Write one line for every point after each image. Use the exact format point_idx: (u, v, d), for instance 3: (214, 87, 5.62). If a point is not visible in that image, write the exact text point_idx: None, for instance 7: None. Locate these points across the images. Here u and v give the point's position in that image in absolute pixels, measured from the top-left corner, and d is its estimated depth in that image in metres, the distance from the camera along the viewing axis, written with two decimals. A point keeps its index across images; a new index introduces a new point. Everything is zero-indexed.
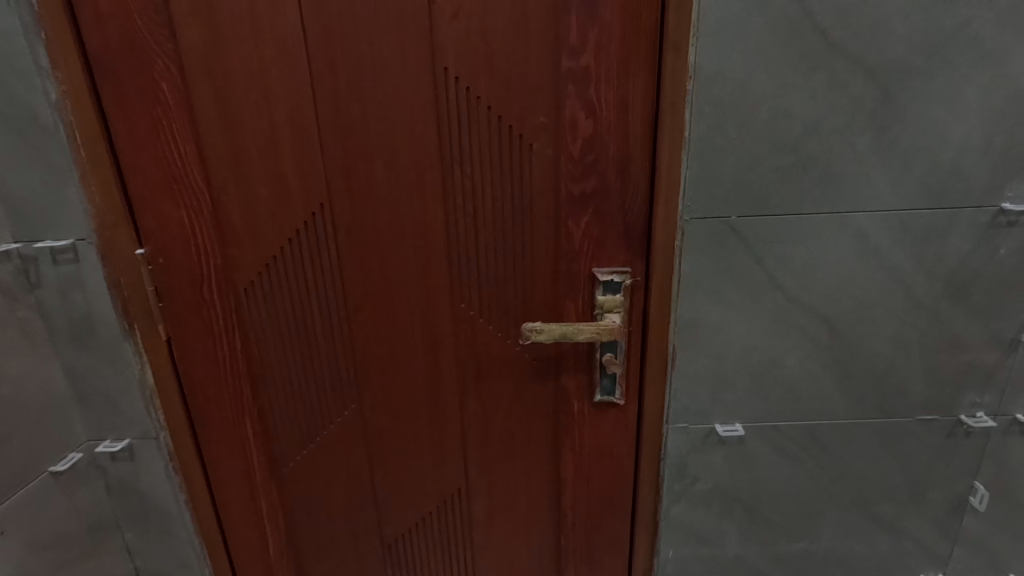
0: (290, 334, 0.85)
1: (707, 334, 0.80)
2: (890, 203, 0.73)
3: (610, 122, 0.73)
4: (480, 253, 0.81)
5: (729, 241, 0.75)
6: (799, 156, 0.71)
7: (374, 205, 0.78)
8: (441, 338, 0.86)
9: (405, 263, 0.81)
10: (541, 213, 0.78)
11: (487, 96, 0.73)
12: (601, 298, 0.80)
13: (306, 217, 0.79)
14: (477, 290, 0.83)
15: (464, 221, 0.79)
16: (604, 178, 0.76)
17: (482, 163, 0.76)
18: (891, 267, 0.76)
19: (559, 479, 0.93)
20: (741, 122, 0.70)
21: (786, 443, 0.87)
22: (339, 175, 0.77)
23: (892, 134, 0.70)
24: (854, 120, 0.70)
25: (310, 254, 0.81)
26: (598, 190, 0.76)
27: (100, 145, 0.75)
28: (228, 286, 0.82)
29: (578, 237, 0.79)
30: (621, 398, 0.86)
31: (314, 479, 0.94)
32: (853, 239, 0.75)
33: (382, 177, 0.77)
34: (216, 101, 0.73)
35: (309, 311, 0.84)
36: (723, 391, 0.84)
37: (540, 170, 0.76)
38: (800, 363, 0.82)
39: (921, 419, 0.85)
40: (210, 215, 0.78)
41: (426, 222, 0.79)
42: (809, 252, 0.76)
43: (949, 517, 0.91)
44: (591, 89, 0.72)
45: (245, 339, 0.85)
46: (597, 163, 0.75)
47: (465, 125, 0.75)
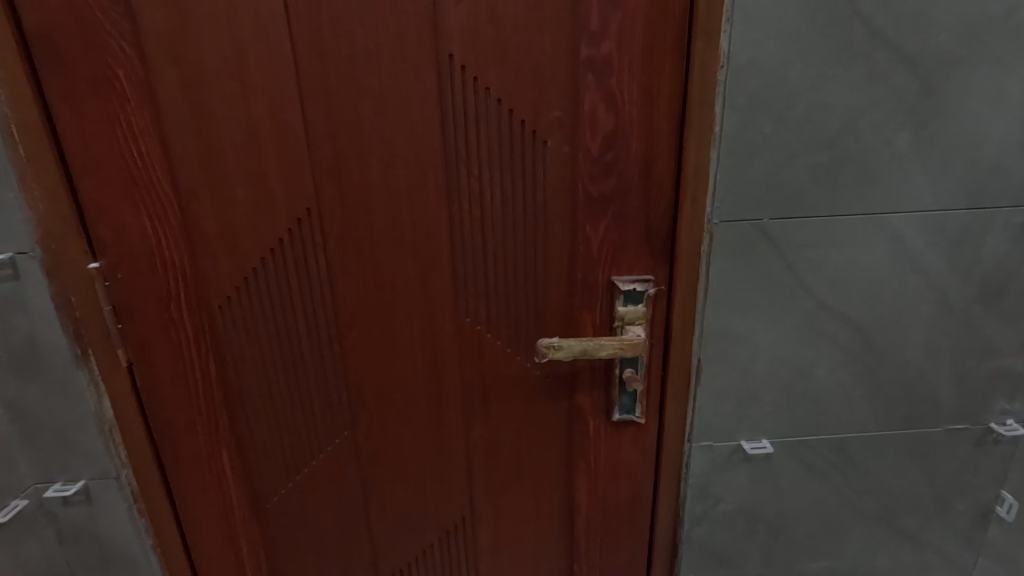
0: (273, 355, 0.76)
1: (735, 346, 0.75)
2: (927, 204, 0.69)
3: (632, 117, 0.66)
4: (488, 261, 0.73)
5: (760, 246, 0.70)
6: (835, 154, 0.66)
7: (369, 210, 0.70)
8: (445, 356, 0.77)
9: (404, 275, 0.73)
10: (556, 217, 0.71)
11: (496, 88, 0.65)
12: (623, 309, 0.74)
13: (290, 225, 0.69)
14: (484, 303, 0.75)
15: (470, 227, 0.71)
16: (625, 178, 0.69)
17: (491, 162, 0.69)
18: (927, 271, 0.72)
19: (572, 504, 0.86)
20: (775, 117, 0.64)
21: (813, 459, 0.82)
22: (329, 176, 0.68)
23: (932, 130, 0.66)
24: (894, 115, 0.65)
25: (296, 266, 0.72)
26: (619, 192, 0.69)
27: (45, 143, 0.64)
28: (200, 303, 0.72)
29: (596, 243, 0.72)
30: (641, 416, 0.80)
31: (301, 515, 0.84)
32: (889, 242, 0.70)
33: (377, 178, 0.68)
34: (183, 91, 0.64)
35: (295, 329, 0.75)
36: (749, 406, 0.78)
37: (555, 170, 0.69)
38: (829, 374, 0.77)
39: (950, 428, 0.82)
40: (178, 223, 0.68)
41: (429, 229, 0.71)
42: (842, 257, 0.71)
43: (974, 528, 0.88)
44: (612, 80, 0.65)
45: (222, 363, 0.75)
46: (618, 162, 0.68)
47: (472, 120, 0.67)
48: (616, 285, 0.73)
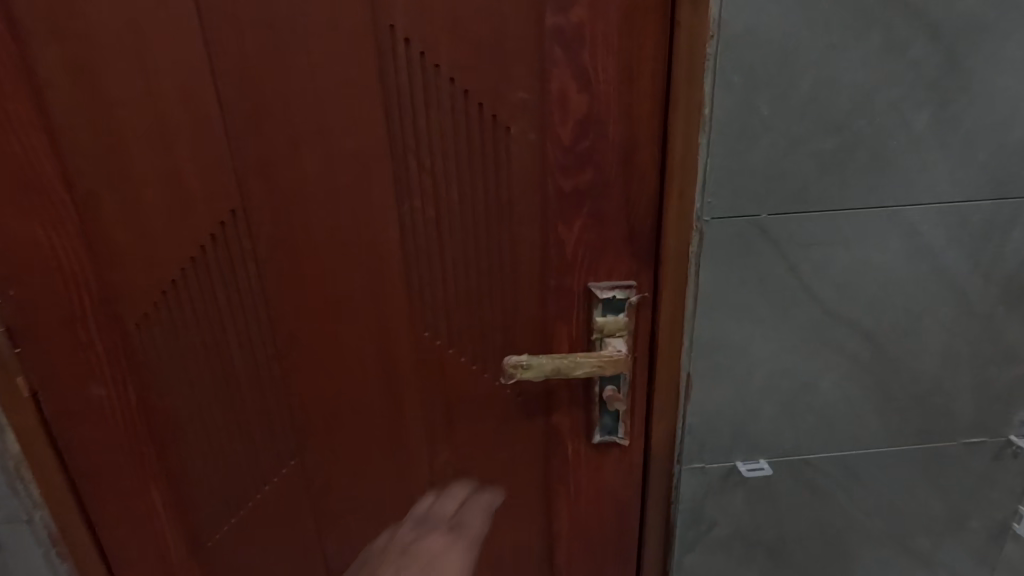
0: (203, 378, 0.66)
1: (729, 358, 0.66)
2: (947, 194, 0.60)
3: (609, 98, 0.57)
4: (446, 268, 0.64)
5: (758, 245, 0.61)
6: (844, 139, 0.57)
7: (305, 211, 0.60)
8: (402, 374, 0.68)
9: (350, 286, 0.63)
10: (523, 216, 0.61)
11: (447, 66, 0.55)
12: (602, 320, 0.65)
13: (213, 229, 0.59)
14: (444, 314, 0.66)
15: (425, 228, 0.62)
16: (602, 170, 0.59)
17: (446, 154, 0.59)
18: (945, 271, 0.63)
19: (552, 532, 0.78)
20: (775, 96, 0.55)
21: (816, 478, 0.74)
22: (255, 173, 0.58)
23: (955, 109, 0.57)
24: (911, 92, 0.56)
25: (224, 278, 0.62)
26: (595, 185, 0.60)
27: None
28: (113, 323, 0.62)
29: (570, 246, 0.62)
30: (625, 438, 0.71)
31: (247, 553, 0.75)
32: (904, 239, 0.62)
33: (313, 174, 0.58)
34: (72, 74, 0.53)
35: (227, 348, 0.65)
36: (746, 423, 0.70)
37: (521, 161, 0.59)
38: (835, 386, 0.69)
39: (966, 442, 0.74)
40: (78, 229, 0.58)
41: (376, 232, 0.61)
42: (850, 257, 0.62)
43: (989, 546, 0.81)
44: (585, 55, 0.55)
45: (143, 389, 0.65)
46: (593, 151, 0.58)
47: (421, 104, 0.57)
48: (594, 289, 0.64)
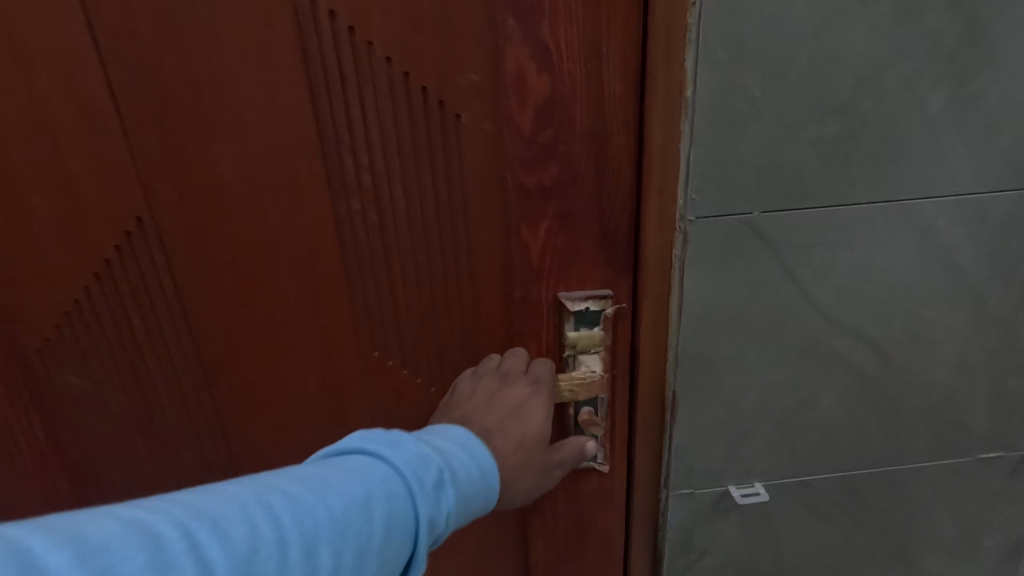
0: (124, 405, 0.60)
1: (719, 374, 0.58)
2: (965, 185, 0.52)
3: (575, 79, 0.48)
4: (396, 280, 0.56)
5: (750, 248, 0.53)
6: (848, 123, 0.49)
7: (225, 217, 0.52)
8: (349, 400, 0.60)
9: (280, 302, 0.55)
10: (481, 219, 0.53)
11: (383, 43, 0.47)
12: (574, 335, 0.57)
13: (118, 240, 0.52)
14: (395, 331, 0.58)
15: (368, 235, 0.54)
16: (570, 164, 0.51)
17: (387, 148, 0.50)
18: (962, 272, 0.56)
19: (527, 560, 0.72)
20: (768, 74, 0.47)
21: (817, 501, 0.67)
22: (162, 174, 0.50)
23: (976, 87, 0.49)
24: (926, 66, 0.48)
25: (134, 295, 0.55)
26: (563, 182, 0.52)
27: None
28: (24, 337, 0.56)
29: (536, 252, 0.54)
30: (605, 464, 0.64)
31: None
32: (916, 237, 0.54)
33: (229, 174, 0.50)
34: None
35: (147, 371, 0.58)
36: (739, 445, 0.63)
37: (475, 154, 0.51)
38: (837, 402, 0.62)
39: (981, 457, 0.67)
40: None
41: (310, 240, 0.53)
42: (855, 259, 0.54)
43: (1003, 565, 0.74)
44: (545, 27, 0.47)
45: (65, 407, 0.60)
46: (557, 143, 0.50)
47: (354, 90, 0.48)
48: (565, 300, 0.56)
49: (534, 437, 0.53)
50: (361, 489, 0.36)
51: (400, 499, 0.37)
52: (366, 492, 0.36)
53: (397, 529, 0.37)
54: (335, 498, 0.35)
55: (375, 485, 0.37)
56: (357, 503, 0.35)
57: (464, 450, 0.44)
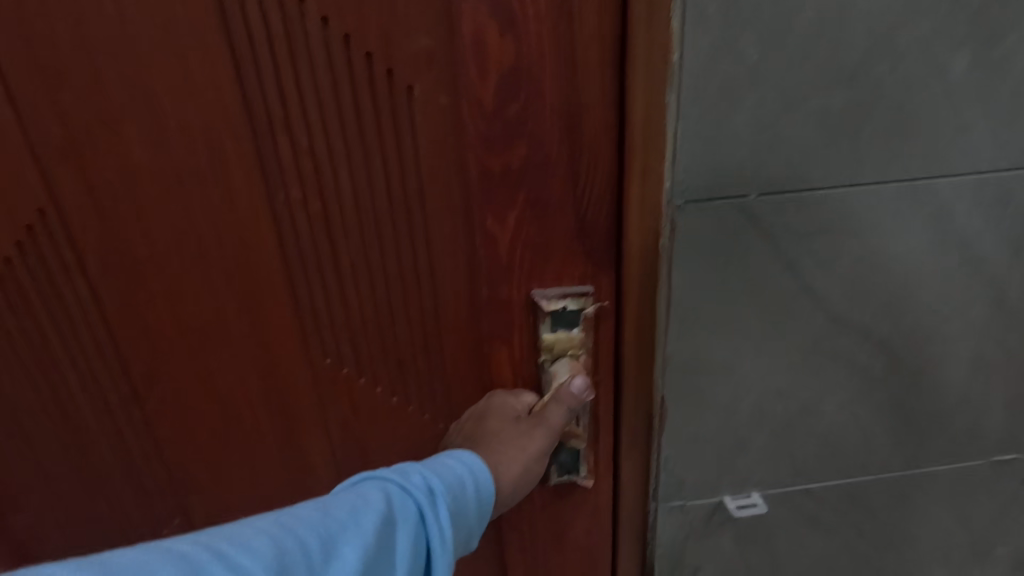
0: (49, 404, 0.58)
1: (712, 378, 0.53)
2: (987, 162, 0.46)
3: (542, 41, 0.42)
4: (343, 274, 0.52)
5: (745, 237, 0.47)
6: (857, 92, 0.43)
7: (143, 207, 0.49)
8: (290, 399, 0.58)
9: (217, 303, 0.53)
10: (438, 207, 0.48)
11: (316, 2, 0.41)
12: (551, 338, 0.52)
13: (22, 233, 0.50)
14: (344, 334, 0.55)
15: (309, 227, 0.50)
16: (540, 144, 0.45)
17: (327, 127, 0.46)
18: (981, 261, 0.50)
19: None
20: (766, 34, 0.40)
21: (818, 512, 0.62)
22: (67, 162, 0.47)
23: (1002, 48, 0.42)
24: (947, 25, 0.41)
25: (44, 292, 0.53)
26: (532, 166, 0.46)
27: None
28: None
29: (504, 248, 0.49)
30: (589, 479, 0.58)
31: None
32: (931, 222, 0.48)
33: (157, 167, 0.47)
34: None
35: (69, 371, 0.56)
36: (734, 454, 0.57)
37: (432, 133, 0.45)
38: (841, 406, 0.56)
39: (994, 461, 0.61)
40: None
41: (235, 231, 0.50)
42: (862, 249, 0.48)
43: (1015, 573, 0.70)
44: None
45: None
46: (524, 119, 0.44)
47: (286, 60, 0.43)
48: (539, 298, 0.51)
49: (537, 454, 0.53)
50: (362, 497, 0.43)
51: (404, 508, 0.43)
52: (365, 497, 0.43)
53: (406, 524, 0.43)
54: (343, 510, 0.41)
55: (381, 496, 0.43)
56: (367, 513, 0.41)
57: (465, 466, 0.49)
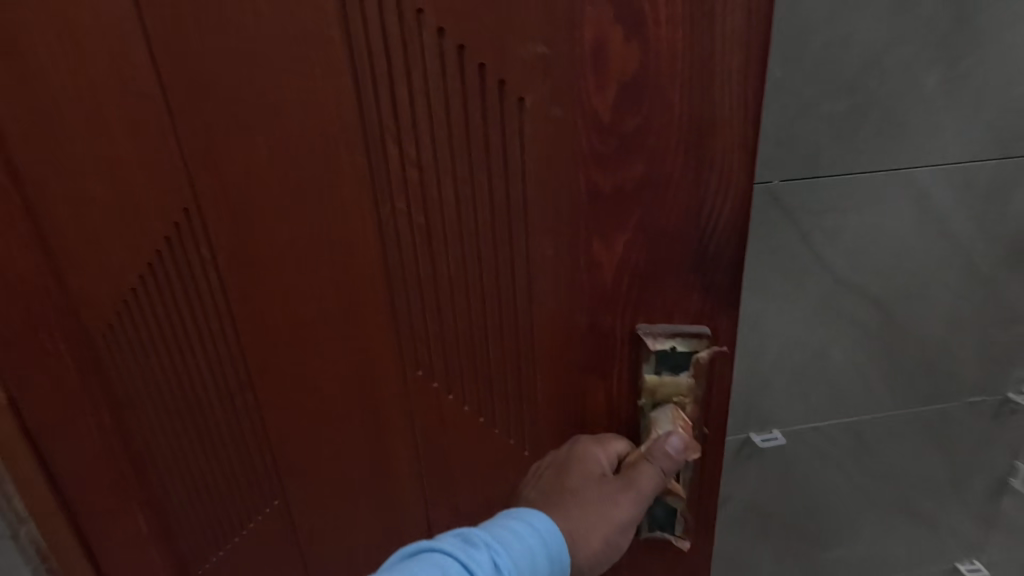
0: (173, 398, 0.61)
1: (743, 331, 0.65)
2: (955, 155, 0.60)
3: (673, 45, 0.37)
4: (449, 287, 0.51)
5: (770, 213, 0.60)
6: (857, 100, 0.56)
7: (268, 213, 0.49)
8: (387, 414, 0.58)
9: (317, 312, 0.53)
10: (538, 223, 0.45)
11: (435, 11, 0.40)
12: (655, 381, 0.49)
13: (164, 233, 0.52)
14: (438, 350, 0.54)
15: (416, 242, 0.50)
16: (660, 163, 0.41)
17: (435, 137, 0.45)
18: (953, 234, 0.64)
19: None
20: (787, 57, 0.54)
21: (826, 447, 0.74)
22: (201, 168, 0.48)
23: (964, 68, 0.56)
24: (923, 51, 0.55)
25: (179, 291, 0.55)
26: (649, 178, 0.41)
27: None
28: (74, 336, 0.58)
29: (608, 274, 0.45)
30: (684, 540, 0.54)
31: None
32: (914, 203, 0.61)
33: (269, 176, 0.48)
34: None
35: (195, 368, 0.59)
36: (759, 395, 0.69)
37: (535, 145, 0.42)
38: (846, 354, 0.69)
39: (968, 402, 0.75)
40: (32, 230, 0.53)
41: (350, 245, 0.51)
42: (861, 224, 0.62)
43: (988, 502, 0.83)
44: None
45: (127, 400, 0.61)
46: (649, 121, 0.40)
47: (410, 67, 0.43)
48: (646, 334, 0.47)
49: (623, 523, 0.48)
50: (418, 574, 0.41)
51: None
52: None
53: None
54: None
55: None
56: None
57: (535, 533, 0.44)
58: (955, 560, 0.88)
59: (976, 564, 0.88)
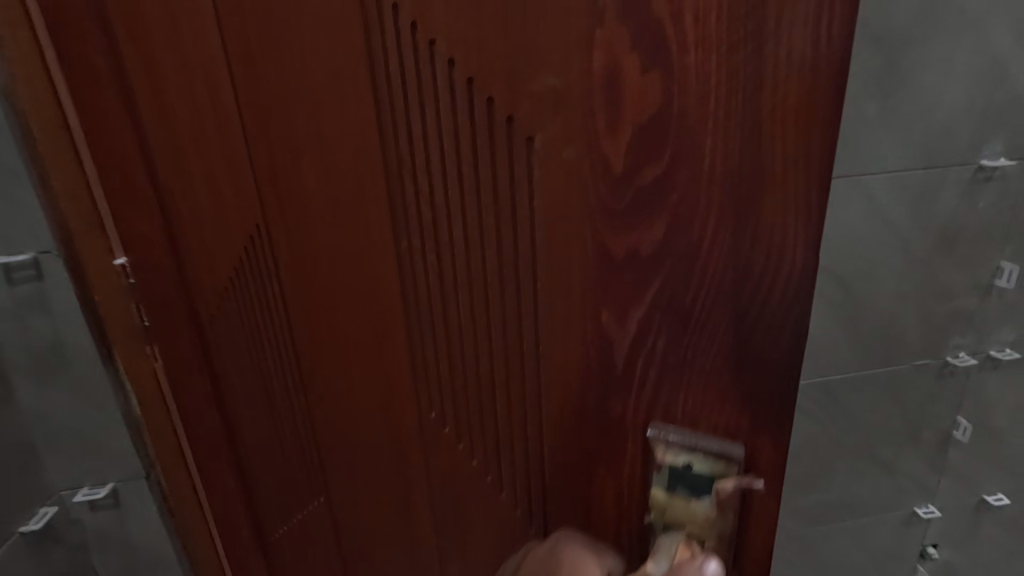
0: (255, 373, 0.74)
1: None
2: (893, 164, 0.78)
3: (705, 134, 0.42)
4: (454, 309, 0.58)
5: None
6: None
7: (312, 229, 0.59)
8: (401, 411, 0.66)
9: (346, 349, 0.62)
10: (569, 307, 0.51)
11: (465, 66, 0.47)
12: (665, 500, 0.55)
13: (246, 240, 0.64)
14: (445, 362, 0.61)
15: (426, 267, 0.57)
16: (684, 233, 0.45)
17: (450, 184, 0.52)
18: (894, 225, 0.82)
19: None
20: None
21: (802, 401, 0.92)
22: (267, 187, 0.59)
23: (896, 99, 0.75)
24: (863, 87, 0.74)
25: (257, 287, 0.67)
26: (670, 248, 0.46)
27: (48, 118, 0.60)
28: (190, 314, 0.71)
29: (621, 352, 0.51)
30: None
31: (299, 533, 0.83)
32: (863, 201, 0.80)
33: (320, 214, 0.58)
34: (162, 91, 0.59)
35: (265, 351, 0.71)
36: None
37: (557, 197, 0.48)
38: (815, 321, 0.87)
39: (916, 364, 0.92)
40: (162, 226, 0.66)
41: (374, 261, 0.58)
42: (824, 218, 0.80)
43: (938, 452, 1.00)
44: (664, 14, 0.40)
45: (230, 367, 0.75)
46: (673, 177, 0.44)
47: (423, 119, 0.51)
48: (657, 440, 0.54)
49: None
50: None
51: None
52: None
53: None
54: None
55: None
56: None
57: None
58: (914, 506, 1.04)
59: (932, 509, 1.05)
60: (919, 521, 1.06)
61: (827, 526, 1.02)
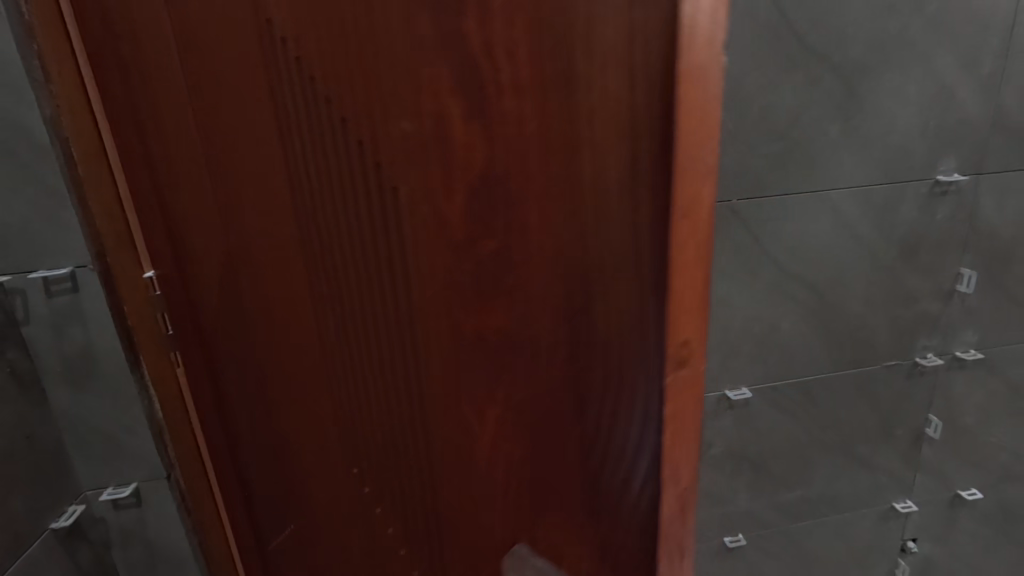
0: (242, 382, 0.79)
1: (717, 309, 0.89)
2: (857, 180, 0.86)
3: (488, 161, 0.62)
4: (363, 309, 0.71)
5: (732, 223, 0.85)
6: (786, 144, 0.82)
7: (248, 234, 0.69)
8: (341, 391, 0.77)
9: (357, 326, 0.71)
10: (431, 291, 0.68)
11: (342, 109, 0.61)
12: None
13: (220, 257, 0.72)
14: (366, 352, 0.73)
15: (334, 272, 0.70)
16: (520, 218, 0.64)
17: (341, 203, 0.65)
18: (860, 235, 0.89)
19: None
20: (739, 116, 0.79)
21: (783, 402, 0.97)
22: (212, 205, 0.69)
23: (855, 122, 0.83)
24: (827, 111, 0.82)
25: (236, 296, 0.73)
26: (505, 248, 0.65)
27: (92, 145, 0.67)
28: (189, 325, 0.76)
29: (469, 315, 0.69)
30: None
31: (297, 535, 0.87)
32: (830, 214, 0.87)
33: (250, 218, 0.68)
34: (180, 105, 0.65)
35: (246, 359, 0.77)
36: (731, 359, 0.92)
37: (419, 220, 0.64)
38: (792, 326, 0.93)
39: (887, 365, 0.99)
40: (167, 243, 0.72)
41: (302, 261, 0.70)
42: (795, 229, 0.87)
43: (912, 448, 1.06)
44: (470, 23, 0.56)
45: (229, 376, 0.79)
46: (489, 182, 0.63)
47: (325, 149, 0.63)
48: None
49: None
50: None
51: None
52: None
53: None
54: None
55: None
56: None
57: None
58: (892, 501, 1.10)
59: (909, 503, 1.10)
60: (898, 516, 1.11)
61: (811, 521, 1.08)
